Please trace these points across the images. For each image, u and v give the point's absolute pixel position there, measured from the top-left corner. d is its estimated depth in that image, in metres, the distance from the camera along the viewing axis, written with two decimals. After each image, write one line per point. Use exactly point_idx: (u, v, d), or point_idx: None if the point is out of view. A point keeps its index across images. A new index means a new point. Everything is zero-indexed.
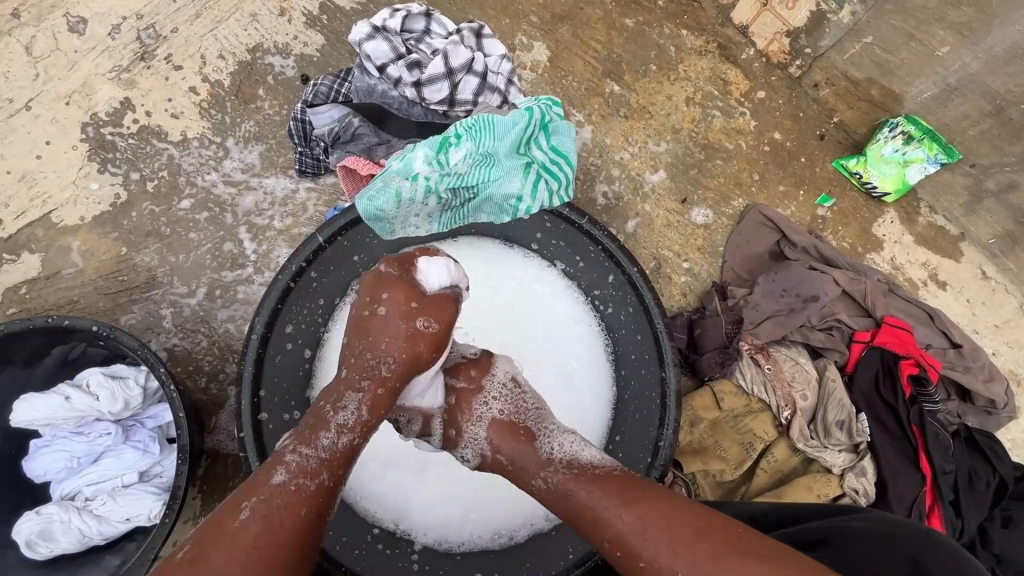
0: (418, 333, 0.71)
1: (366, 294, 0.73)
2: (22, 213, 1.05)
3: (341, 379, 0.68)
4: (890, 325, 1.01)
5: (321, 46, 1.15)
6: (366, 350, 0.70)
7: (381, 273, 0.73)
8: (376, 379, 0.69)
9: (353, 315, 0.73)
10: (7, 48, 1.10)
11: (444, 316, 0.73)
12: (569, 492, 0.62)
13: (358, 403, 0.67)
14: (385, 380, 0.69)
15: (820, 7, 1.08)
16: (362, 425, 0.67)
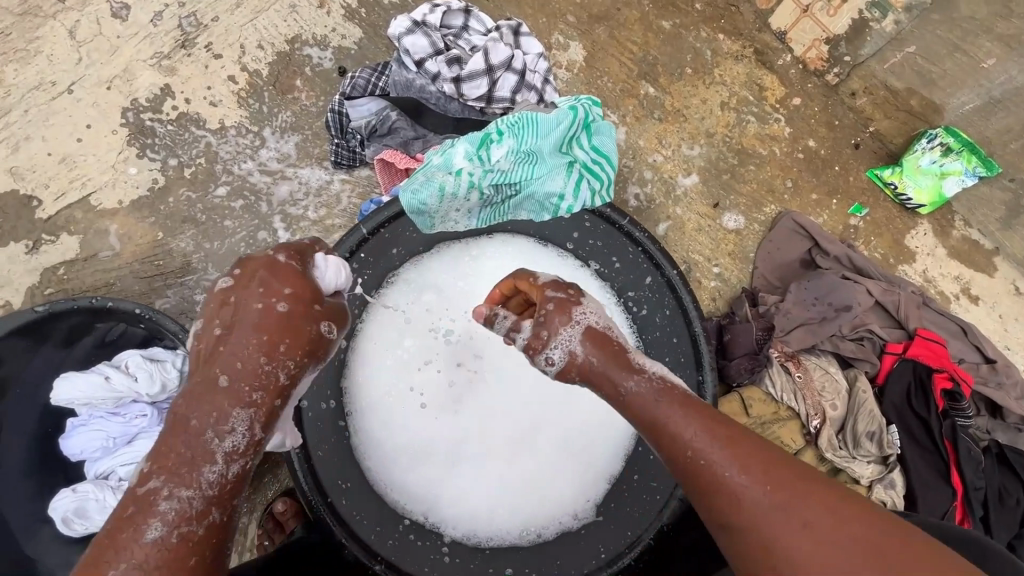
0: (318, 337, 0.61)
1: (256, 282, 0.59)
2: (62, 195, 1.07)
3: (223, 392, 0.55)
4: (923, 337, 1.00)
5: (359, 39, 1.16)
6: (259, 351, 0.57)
7: (276, 261, 0.61)
8: (270, 392, 0.57)
9: (234, 306, 0.59)
10: (50, 30, 1.11)
11: (346, 320, 0.65)
12: (668, 404, 0.55)
13: (247, 425, 0.56)
14: (274, 394, 0.58)
15: (862, 15, 1.07)
16: (252, 445, 0.57)
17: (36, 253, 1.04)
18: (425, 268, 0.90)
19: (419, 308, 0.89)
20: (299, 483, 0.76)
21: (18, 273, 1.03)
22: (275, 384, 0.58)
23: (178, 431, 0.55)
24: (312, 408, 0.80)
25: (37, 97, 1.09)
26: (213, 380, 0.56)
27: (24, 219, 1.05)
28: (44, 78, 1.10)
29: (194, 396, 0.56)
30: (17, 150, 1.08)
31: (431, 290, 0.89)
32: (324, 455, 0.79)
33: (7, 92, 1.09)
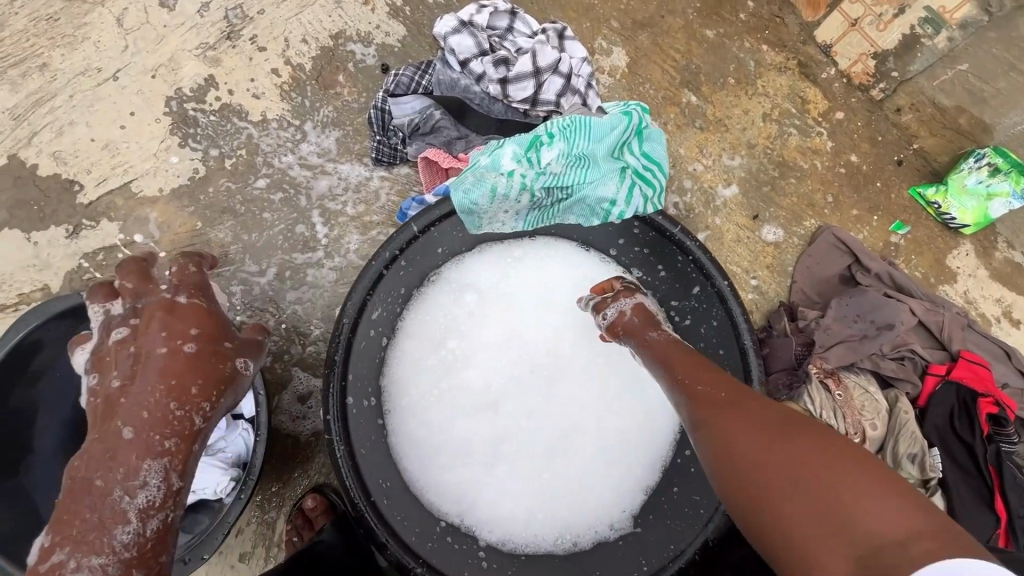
0: (228, 374, 0.67)
1: (160, 328, 0.64)
2: (103, 180, 1.07)
3: (131, 445, 0.59)
4: (967, 359, 0.98)
5: (403, 37, 1.15)
6: (167, 397, 0.62)
7: (174, 304, 0.67)
8: (184, 435, 0.62)
9: (147, 356, 0.63)
10: (98, 17, 1.12)
11: (255, 355, 0.72)
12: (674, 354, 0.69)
13: (162, 475, 0.59)
14: (194, 435, 0.63)
15: (914, 30, 1.05)
16: (169, 495, 0.60)
17: (76, 238, 1.04)
18: (470, 268, 0.89)
19: (462, 309, 0.88)
20: (344, 480, 0.71)
21: (58, 257, 1.04)
22: (193, 423, 0.63)
23: (82, 495, 0.57)
24: (355, 406, 0.76)
25: (82, 82, 1.10)
26: (119, 434, 0.59)
27: (65, 203, 1.06)
28: (90, 64, 1.11)
29: (98, 456, 0.58)
30: (60, 135, 1.08)
31: (475, 291, 0.89)
32: (366, 452, 0.77)
33: (53, 77, 1.09)
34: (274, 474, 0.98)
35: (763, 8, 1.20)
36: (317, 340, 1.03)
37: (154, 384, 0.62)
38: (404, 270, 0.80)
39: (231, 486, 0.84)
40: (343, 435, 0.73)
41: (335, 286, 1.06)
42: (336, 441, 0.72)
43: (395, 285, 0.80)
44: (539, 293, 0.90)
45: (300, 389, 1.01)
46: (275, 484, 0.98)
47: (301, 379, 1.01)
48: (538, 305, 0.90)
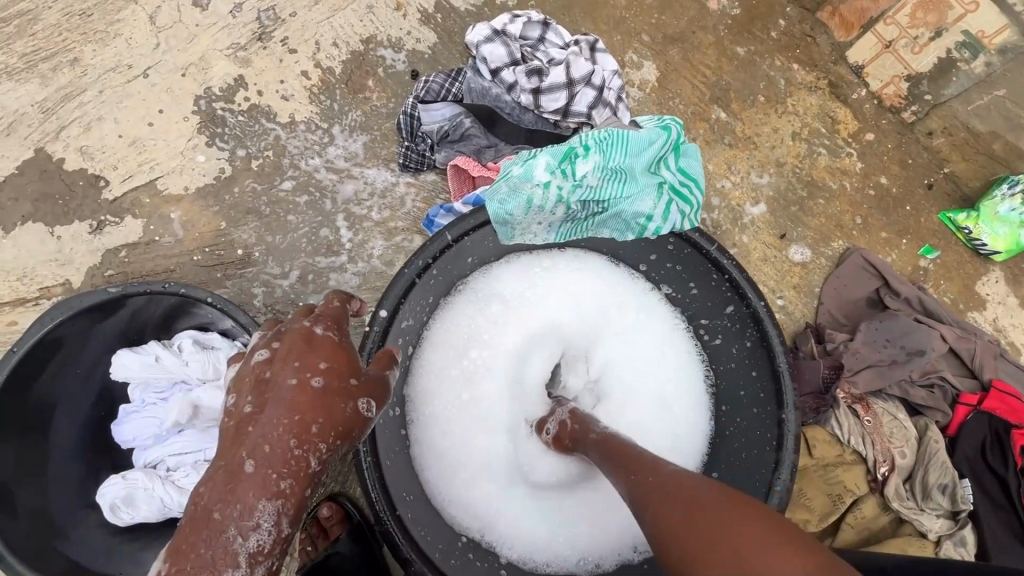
0: (352, 414, 0.52)
1: (290, 356, 0.52)
2: (129, 177, 1.07)
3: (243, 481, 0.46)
4: (999, 390, 0.96)
5: (433, 44, 1.15)
6: (288, 432, 0.48)
7: (313, 334, 0.54)
8: (301, 480, 0.48)
9: (269, 382, 0.51)
10: (131, 15, 1.12)
11: (385, 397, 0.57)
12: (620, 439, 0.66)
13: (274, 520, 0.46)
14: (313, 478, 0.49)
15: (950, 54, 1.05)
16: (279, 542, 0.46)
17: (99, 234, 1.04)
18: (496, 278, 0.87)
19: (486, 319, 0.86)
20: (369, 492, 0.71)
21: (81, 252, 1.03)
22: (314, 469, 0.49)
23: (199, 525, 0.44)
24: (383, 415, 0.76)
25: (112, 78, 1.10)
26: (238, 468, 0.46)
27: (90, 198, 1.05)
28: (121, 60, 1.10)
29: (216, 488, 0.45)
30: (88, 130, 1.08)
31: (500, 300, 0.87)
32: (390, 464, 0.75)
33: (83, 72, 1.09)
34: None
35: (795, 26, 1.20)
36: None
37: (281, 416, 0.49)
38: (434, 278, 0.79)
39: None
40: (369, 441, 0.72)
41: (357, 292, 1.05)
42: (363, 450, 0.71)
43: (425, 293, 0.79)
44: (564, 305, 0.89)
45: None
46: None
47: None
48: (562, 318, 0.89)
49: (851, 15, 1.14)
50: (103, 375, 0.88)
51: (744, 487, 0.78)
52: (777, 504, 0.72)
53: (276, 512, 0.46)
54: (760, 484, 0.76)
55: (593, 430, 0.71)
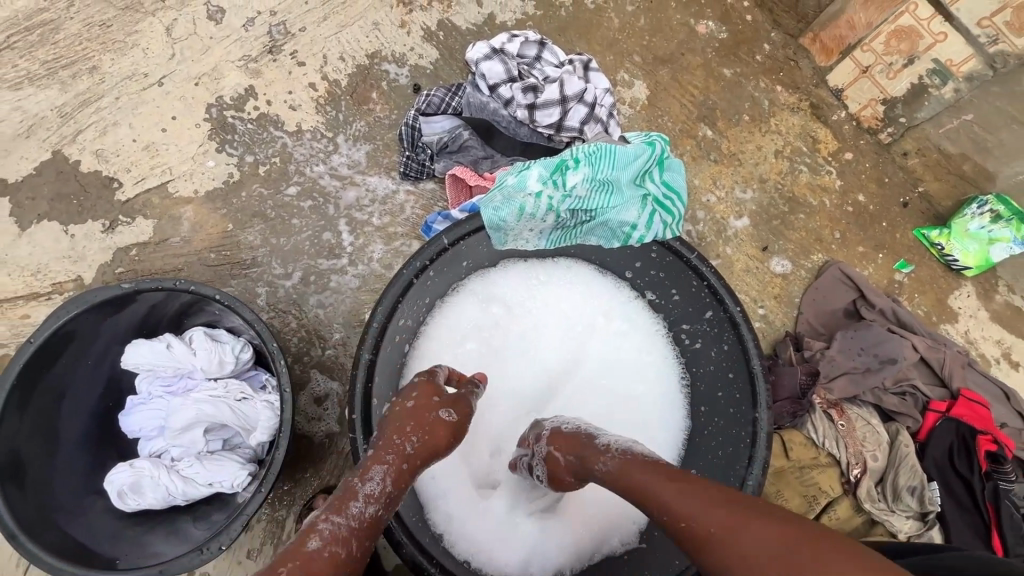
0: (432, 421, 0.69)
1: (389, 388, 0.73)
2: (142, 179, 1.12)
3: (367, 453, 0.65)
4: (966, 398, 1.01)
5: (435, 60, 1.21)
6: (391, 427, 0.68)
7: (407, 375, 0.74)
8: (404, 457, 0.66)
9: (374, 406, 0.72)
10: (149, 26, 1.18)
11: (464, 408, 0.73)
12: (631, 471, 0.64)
13: (382, 475, 0.64)
14: (412, 457, 0.66)
15: (922, 80, 1.10)
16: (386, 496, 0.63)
17: (111, 233, 1.08)
18: (492, 283, 0.94)
19: (478, 322, 0.92)
20: None
21: (93, 250, 1.08)
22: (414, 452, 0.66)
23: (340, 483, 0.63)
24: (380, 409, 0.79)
25: (129, 86, 1.15)
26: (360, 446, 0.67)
27: (104, 199, 1.10)
28: (138, 69, 1.16)
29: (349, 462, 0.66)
30: (104, 135, 1.13)
31: (494, 304, 0.93)
32: None
33: (101, 79, 1.15)
34: (287, 474, 1.00)
35: (778, 51, 1.27)
36: (336, 344, 1.06)
37: (395, 419, 0.69)
38: (431, 279, 0.83)
39: (246, 480, 0.86)
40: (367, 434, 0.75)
41: (357, 293, 1.09)
42: (360, 440, 0.73)
43: (422, 293, 0.83)
44: (553, 310, 0.95)
45: (318, 391, 1.04)
46: (288, 484, 1.00)
47: (318, 382, 1.04)
48: (551, 323, 0.95)
49: (830, 41, 1.20)
50: (111, 367, 0.92)
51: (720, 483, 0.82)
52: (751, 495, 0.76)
53: (386, 472, 0.64)
54: (734, 480, 0.80)
55: (597, 454, 0.69)
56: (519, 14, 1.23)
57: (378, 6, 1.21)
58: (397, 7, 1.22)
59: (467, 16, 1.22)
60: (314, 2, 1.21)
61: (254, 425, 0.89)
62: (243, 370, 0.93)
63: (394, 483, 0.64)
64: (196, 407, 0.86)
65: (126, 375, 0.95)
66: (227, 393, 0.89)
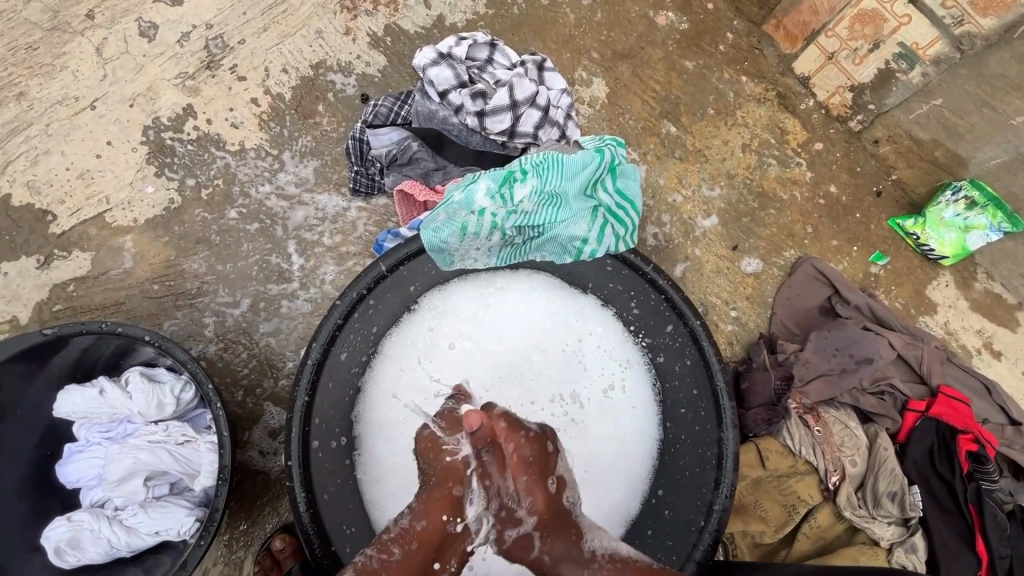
0: (452, 463, 0.70)
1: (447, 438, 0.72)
2: (78, 211, 1.06)
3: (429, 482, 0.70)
4: (946, 395, 0.98)
5: (382, 67, 1.15)
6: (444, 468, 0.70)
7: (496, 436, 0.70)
8: (439, 481, 0.69)
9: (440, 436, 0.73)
10: (78, 47, 1.11)
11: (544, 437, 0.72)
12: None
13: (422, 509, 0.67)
14: (444, 479, 0.69)
15: (888, 65, 1.05)
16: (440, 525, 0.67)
17: (47, 269, 1.03)
18: (448, 301, 0.87)
19: (432, 341, 0.85)
20: (303, 527, 0.72)
21: (28, 287, 1.02)
22: (445, 475, 0.70)
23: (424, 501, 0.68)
24: (321, 449, 0.76)
25: (60, 111, 1.09)
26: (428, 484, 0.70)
27: (38, 233, 1.04)
28: (68, 93, 1.09)
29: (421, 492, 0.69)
30: (35, 164, 1.07)
31: (451, 323, 0.86)
32: (328, 499, 0.75)
33: (29, 106, 1.09)
34: (242, 513, 0.96)
35: (742, 39, 1.21)
36: (289, 374, 1.02)
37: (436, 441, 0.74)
38: (372, 308, 0.81)
39: (194, 527, 0.82)
40: (304, 482, 0.73)
41: (308, 318, 1.05)
42: (296, 489, 0.72)
43: (363, 324, 0.80)
44: (513, 324, 0.87)
45: (272, 424, 1.00)
46: (244, 523, 0.96)
47: (273, 415, 1.00)
48: (513, 339, 0.87)
49: (794, 28, 1.15)
50: (47, 414, 0.87)
51: (688, 507, 0.79)
52: (718, 523, 0.76)
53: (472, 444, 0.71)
54: (701, 504, 0.78)
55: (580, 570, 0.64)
56: (470, 14, 1.17)
57: (321, 13, 1.15)
58: (342, 14, 1.15)
59: (415, 19, 1.17)
60: (252, 13, 1.14)
61: (199, 468, 0.85)
62: (188, 410, 0.89)
63: (439, 494, 0.68)
64: (133, 454, 0.82)
65: (65, 422, 0.90)
66: (167, 437, 0.85)
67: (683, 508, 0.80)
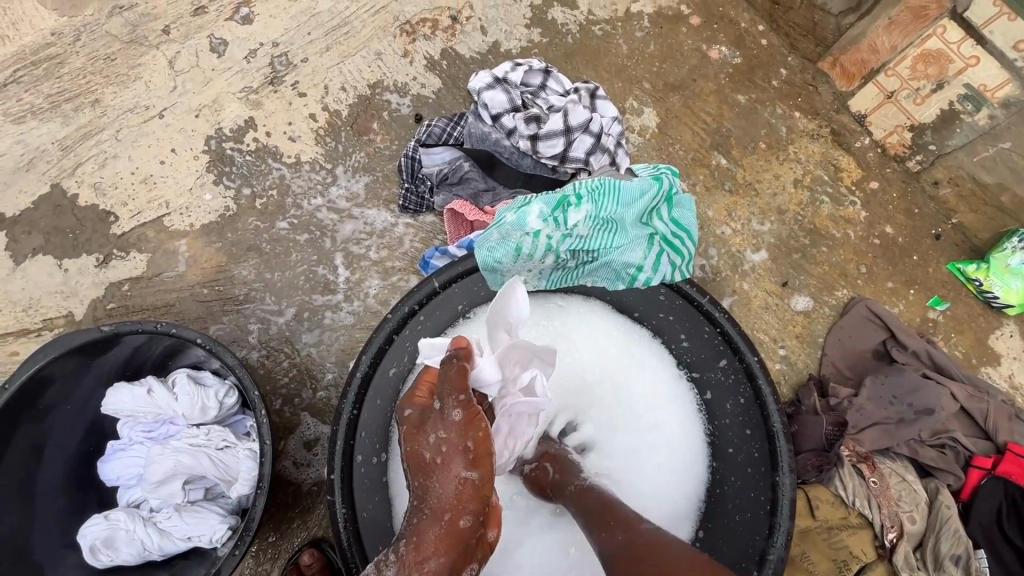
0: (456, 490, 0.60)
1: (427, 434, 0.63)
2: (139, 213, 1.10)
3: (416, 499, 0.61)
4: (1015, 453, 0.93)
5: (437, 89, 1.18)
6: (423, 465, 0.62)
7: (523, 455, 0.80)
8: (433, 514, 0.59)
9: (417, 433, 0.63)
10: (152, 59, 1.17)
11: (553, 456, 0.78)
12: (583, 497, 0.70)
13: (413, 536, 0.59)
14: (440, 512, 0.59)
15: (953, 106, 1.03)
16: (445, 544, 0.58)
17: (105, 267, 1.07)
18: None
19: None
20: (343, 548, 0.70)
21: (85, 285, 1.06)
22: (441, 506, 0.60)
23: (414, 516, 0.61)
24: (364, 464, 0.75)
25: (130, 119, 1.14)
26: (414, 498, 0.62)
27: (100, 232, 1.08)
28: (139, 102, 1.15)
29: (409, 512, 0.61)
30: (103, 167, 1.11)
31: None
32: (367, 517, 0.73)
33: (103, 112, 1.14)
34: (272, 524, 0.95)
35: (796, 75, 1.20)
36: (328, 386, 1.02)
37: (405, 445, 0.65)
38: (421, 324, 0.80)
39: (226, 535, 0.81)
40: (346, 497, 0.71)
41: (351, 330, 1.05)
42: (338, 504, 0.70)
43: (413, 340, 0.80)
44: (563, 350, 0.85)
45: (308, 435, 0.99)
46: (272, 535, 0.95)
47: (309, 426, 1.00)
48: (561, 366, 0.85)
49: (851, 65, 1.14)
50: (93, 410, 0.89)
51: (739, 556, 0.75)
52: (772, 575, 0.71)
53: (463, 409, 0.63)
54: (754, 552, 0.74)
55: (578, 477, 0.74)
56: (524, 42, 1.20)
57: (381, 36, 1.19)
58: (401, 37, 1.19)
59: (471, 44, 1.19)
60: (317, 33, 1.19)
61: (236, 475, 0.85)
62: (228, 415, 0.89)
63: (438, 530, 0.58)
64: (174, 457, 0.82)
65: (110, 418, 0.92)
66: (208, 441, 0.85)
67: (730, 555, 0.77)
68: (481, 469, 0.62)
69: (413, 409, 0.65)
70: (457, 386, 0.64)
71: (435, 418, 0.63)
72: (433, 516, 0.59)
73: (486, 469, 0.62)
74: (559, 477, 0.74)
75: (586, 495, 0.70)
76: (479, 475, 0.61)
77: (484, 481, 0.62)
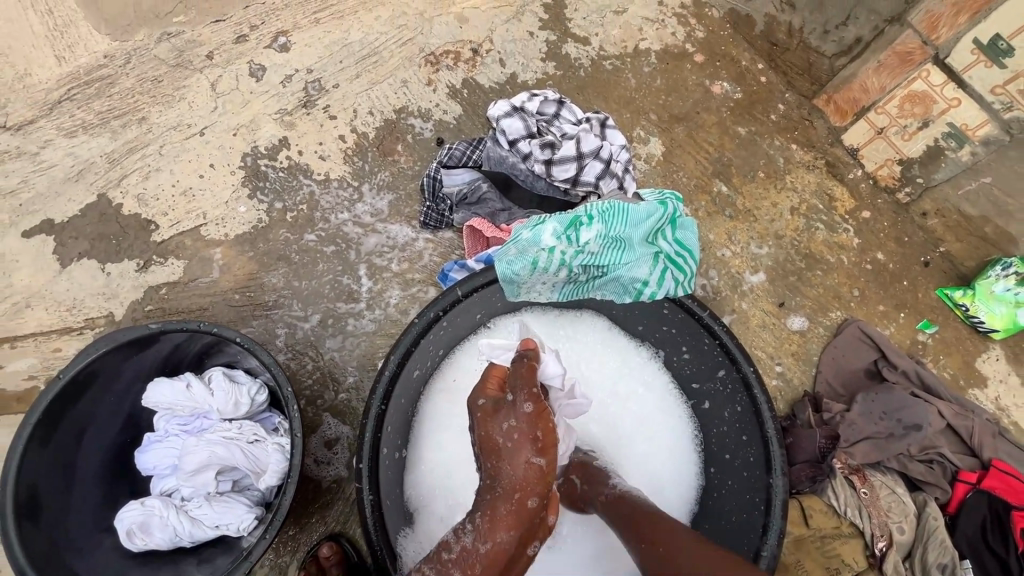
0: (523, 474, 0.66)
1: (499, 420, 0.69)
2: (178, 222, 1.18)
3: (488, 478, 0.68)
4: (999, 469, 0.97)
5: (458, 115, 1.27)
6: (495, 447, 0.68)
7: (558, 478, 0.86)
8: (505, 492, 0.66)
9: (489, 419, 0.70)
10: (196, 82, 1.26)
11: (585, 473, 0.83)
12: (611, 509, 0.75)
13: (485, 511, 0.65)
14: (511, 492, 0.66)
15: (938, 143, 1.11)
16: (516, 518, 0.65)
17: (144, 272, 1.14)
18: (515, 329, 0.94)
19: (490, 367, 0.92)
20: (370, 535, 0.75)
21: (126, 287, 1.13)
22: (511, 486, 0.66)
23: (486, 492, 0.67)
24: (388, 457, 0.80)
25: (173, 136, 1.23)
26: (488, 476, 0.68)
27: (141, 239, 1.16)
28: (182, 120, 1.24)
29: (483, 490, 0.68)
30: (147, 179, 1.20)
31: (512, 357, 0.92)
32: (390, 505, 0.79)
33: (148, 129, 1.23)
34: (293, 517, 1.00)
35: (793, 110, 1.29)
36: (349, 388, 1.09)
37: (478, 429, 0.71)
38: (442, 329, 0.86)
39: (253, 525, 0.87)
40: (372, 486, 0.76)
41: (372, 337, 1.12)
42: (365, 490, 0.75)
43: (434, 343, 0.86)
44: (570, 363, 0.93)
45: (328, 434, 1.05)
46: (293, 528, 1.00)
47: (330, 425, 1.06)
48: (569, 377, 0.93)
49: (843, 103, 1.22)
50: (132, 403, 0.95)
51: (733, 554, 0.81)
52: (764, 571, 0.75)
53: (533, 402, 0.69)
54: (749, 550, 0.79)
55: (607, 486, 0.79)
56: (540, 74, 1.29)
57: (407, 65, 1.28)
58: (425, 67, 1.29)
59: (490, 75, 1.29)
60: (348, 62, 1.28)
61: (264, 467, 0.90)
62: (258, 411, 0.95)
63: (506, 507, 0.65)
64: (209, 448, 0.88)
65: (146, 412, 0.98)
66: (240, 434, 0.91)
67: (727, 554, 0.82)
68: (548, 457, 0.67)
69: (486, 398, 0.73)
70: (527, 380, 0.71)
71: (507, 408, 0.70)
72: (502, 496, 0.66)
73: (551, 458, 0.68)
74: (588, 487, 0.80)
75: (618, 502, 0.75)
76: (546, 461, 0.66)
77: (549, 467, 0.67)
